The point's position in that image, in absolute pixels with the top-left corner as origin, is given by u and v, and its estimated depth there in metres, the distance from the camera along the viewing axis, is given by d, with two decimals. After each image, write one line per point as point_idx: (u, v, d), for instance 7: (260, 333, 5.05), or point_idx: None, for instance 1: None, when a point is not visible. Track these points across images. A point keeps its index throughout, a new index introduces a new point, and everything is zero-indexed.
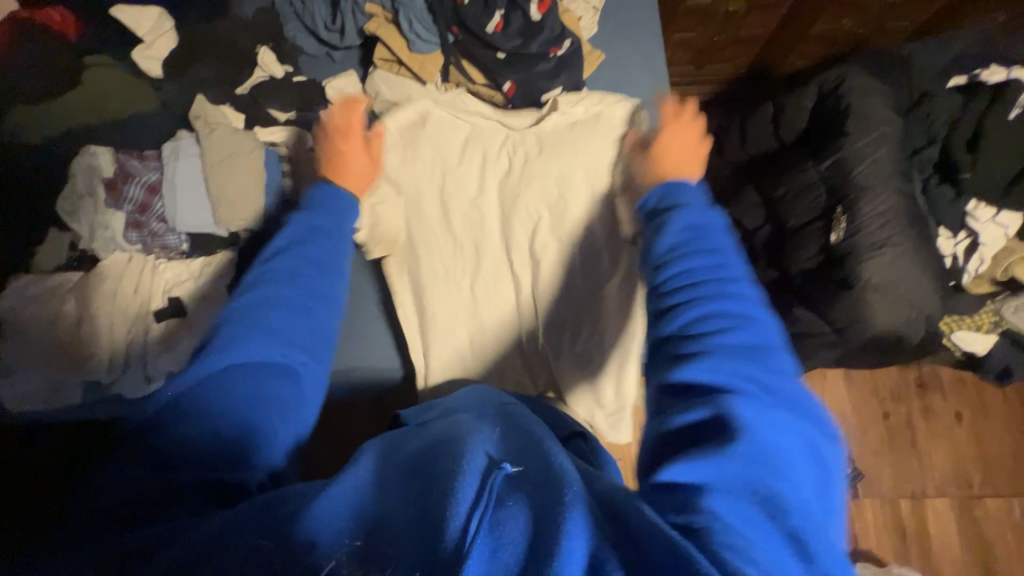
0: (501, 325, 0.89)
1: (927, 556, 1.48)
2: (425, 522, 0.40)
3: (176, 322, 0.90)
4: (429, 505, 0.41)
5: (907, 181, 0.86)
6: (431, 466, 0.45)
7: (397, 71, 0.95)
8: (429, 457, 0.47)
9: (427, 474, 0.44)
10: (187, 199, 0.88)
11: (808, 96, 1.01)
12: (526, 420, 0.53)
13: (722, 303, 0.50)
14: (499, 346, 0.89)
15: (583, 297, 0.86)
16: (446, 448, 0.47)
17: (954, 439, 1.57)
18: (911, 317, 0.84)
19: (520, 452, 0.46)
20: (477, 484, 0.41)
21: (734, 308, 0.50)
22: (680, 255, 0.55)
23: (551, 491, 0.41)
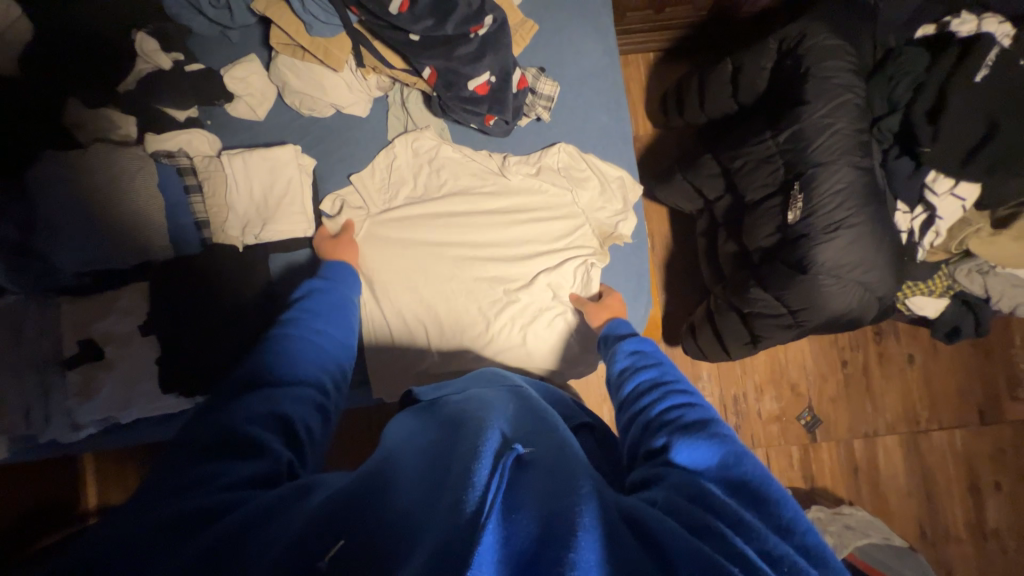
0: (477, 312, 0.90)
1: (876, 488, 1.61)
2: (447, 493, 0.39)
3: (92, 368, 0.81)
4: (452, 484, 0.40)
5: (865, 154, 0.80)
6: (450, 447, 0.44)
7: (303, 57, 0.86)
8: (445, 441, 0.46)
9: (446, 453, 0.44)
10: (68, 233, 0.77)
11: (765, 56, 0.91)
12: (536, 401, 0.54)
13: (673, 393, 0.59)
14: (477, 333, 0.90)
15: (555, 274, 0.91)
16: (462, 429, 0.46)
17: (905, 381, 1.65)
18: (865, 298, 0.83)
19: (532, 431, 0.46)
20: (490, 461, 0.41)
21: (684, 397, 0.58)
22: (632, 375, 0.66)
23: (574, 470, 0.42)
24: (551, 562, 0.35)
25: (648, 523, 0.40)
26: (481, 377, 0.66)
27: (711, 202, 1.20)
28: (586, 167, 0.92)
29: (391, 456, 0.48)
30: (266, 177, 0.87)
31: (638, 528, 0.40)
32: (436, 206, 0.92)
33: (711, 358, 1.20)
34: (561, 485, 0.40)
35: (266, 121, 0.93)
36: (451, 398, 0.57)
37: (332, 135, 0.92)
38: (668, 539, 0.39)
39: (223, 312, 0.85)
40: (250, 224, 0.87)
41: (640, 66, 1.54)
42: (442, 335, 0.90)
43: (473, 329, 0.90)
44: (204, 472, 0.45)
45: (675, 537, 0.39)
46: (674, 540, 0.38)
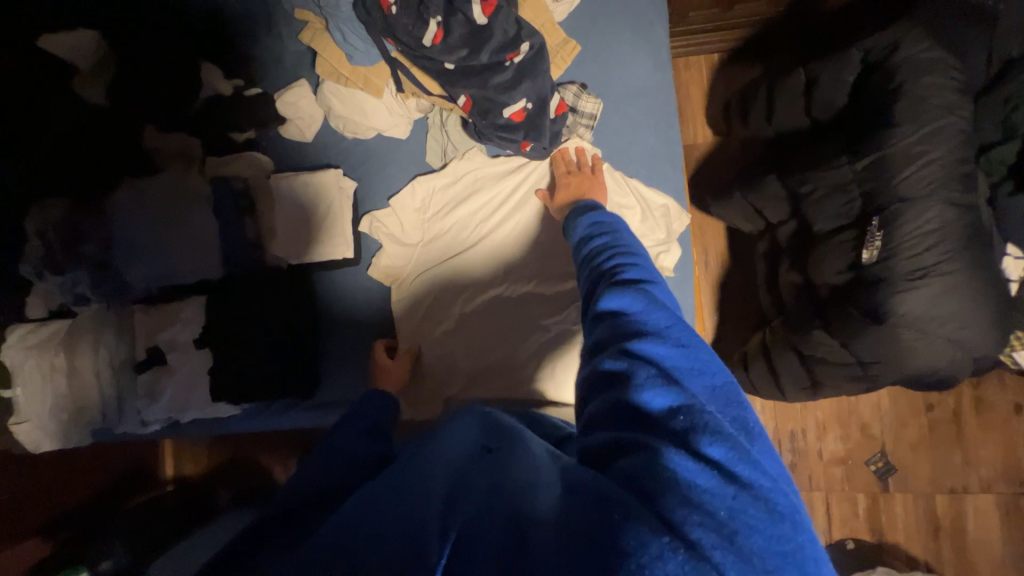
0: (506, 342, 0.89)
1: (962, 552, 1.40)
2: (413, 524, 0.35)
3: (157, 371, 0.90)
4: (415, 514, 0.37)
5: (967, 189, 0.68)
6: (417, 482, 0.41)
7: (347, 83, 0.87)
8: (399, 506, 0.38)
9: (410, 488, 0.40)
10: (144, 251, 0.88)
11: (846, 68, 0.80)
12: (516, 438, 0.45)
13: (623, 256, 0.57)
14: (506, 364, 0.88)
15: None
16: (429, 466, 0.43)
17: (1008, 433, 1.41)
18: (957, 357, 0.71)
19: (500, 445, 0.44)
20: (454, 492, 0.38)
21: (632, 257, 0.57)
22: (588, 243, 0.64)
23: (548, 498, 0.36)
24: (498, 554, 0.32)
25: (582, 489, 0.36)
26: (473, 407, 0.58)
27: (774, 225, 1.08)
28: (634, 193, 0.85)
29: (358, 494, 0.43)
30: (310, 200, 0.90)
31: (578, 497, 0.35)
32: (471, 230, 0.91)
33: (763, 396, 1.10)
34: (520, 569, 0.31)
35: (314, 142, 0.97)
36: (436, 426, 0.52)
37: (373, 157, 0.94)
38: (602, 506, 0.34)
39: (267, 327, 0.90)
40: (293, 246, 0.90)
41: (702, 69, 1.42)
42: (469, 358, 0.89)
43: (501, 355, 0.88)
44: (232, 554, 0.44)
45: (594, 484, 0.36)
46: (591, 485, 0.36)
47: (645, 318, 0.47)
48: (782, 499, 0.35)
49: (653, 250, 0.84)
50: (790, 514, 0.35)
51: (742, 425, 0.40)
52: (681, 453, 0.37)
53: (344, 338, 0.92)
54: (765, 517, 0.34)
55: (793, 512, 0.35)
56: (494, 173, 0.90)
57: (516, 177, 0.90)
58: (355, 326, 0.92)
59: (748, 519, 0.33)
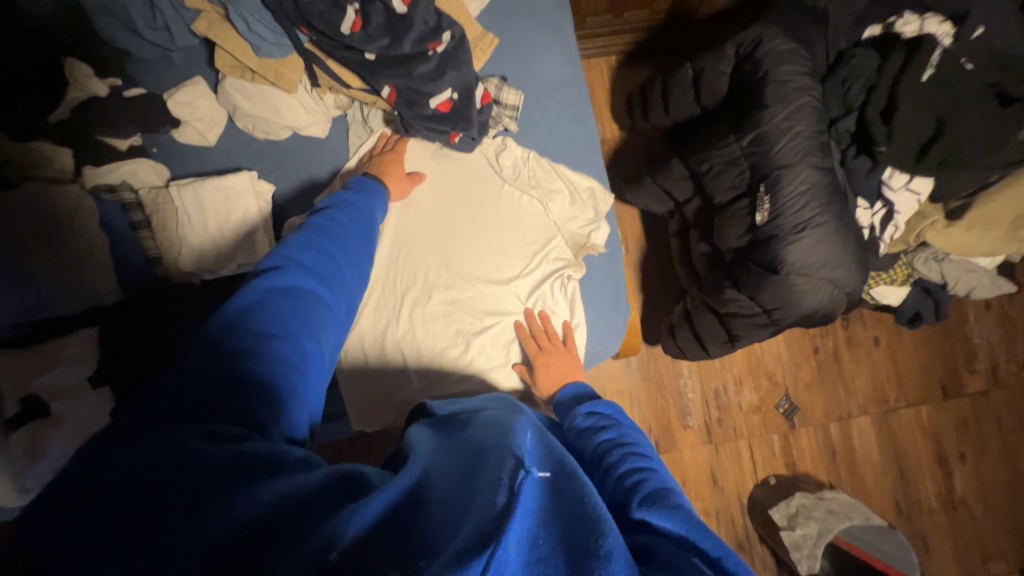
0: (454, 336, 0.87)
1: (853, 467, 1.67)
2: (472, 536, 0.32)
3: (32, 429, 0.71)
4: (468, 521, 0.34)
5: (825, 154, 0.82)
6: (468, 480, 0.38)
7: (254, 79, 0.82)
8: (460, 465, 0.40)
9: (458, 496, 0.36)
10: (0, 278, 0.70)
11: (723, 61, 0.93)
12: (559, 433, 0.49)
13: (640, 455, 0.53)
14: (455, 359, 0.87)
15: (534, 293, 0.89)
16: (483, 456, 0.39)
17: (873, 363, 1.72)
18: (834, 295, 0.84)
19: (554, 465, 0.41)
20: (512, 492, 0.35)
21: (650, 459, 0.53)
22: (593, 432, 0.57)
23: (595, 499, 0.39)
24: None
25: None
26: (498, 400, 0.56)
27: (682, 204, 1.21)
28: (560, 177, 0.91)
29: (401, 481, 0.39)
30: (221, 207, 0.81)
31: None
32: (406, 230, 0.90)
33: (692, 358, 1.22)
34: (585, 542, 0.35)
35: (217, 146, 0.88)
36: (474, 419, 0.48)
37: (290, 158, 0.88)
38: None
39: (181, 353, 0.80)
40: (206, 259, 0.81)
41: (604, 70, 1.55)
42: (418, 358, 0.86)
43: (451, 350, 0.87)
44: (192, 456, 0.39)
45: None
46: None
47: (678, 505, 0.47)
48: None
49: (582, 230, 0.91)
50: None
51: None
52: None
53: None
54: None
55: None
56: (424, 166, 0.90)
57: (446, 169, 0.91)
58: None
59: None
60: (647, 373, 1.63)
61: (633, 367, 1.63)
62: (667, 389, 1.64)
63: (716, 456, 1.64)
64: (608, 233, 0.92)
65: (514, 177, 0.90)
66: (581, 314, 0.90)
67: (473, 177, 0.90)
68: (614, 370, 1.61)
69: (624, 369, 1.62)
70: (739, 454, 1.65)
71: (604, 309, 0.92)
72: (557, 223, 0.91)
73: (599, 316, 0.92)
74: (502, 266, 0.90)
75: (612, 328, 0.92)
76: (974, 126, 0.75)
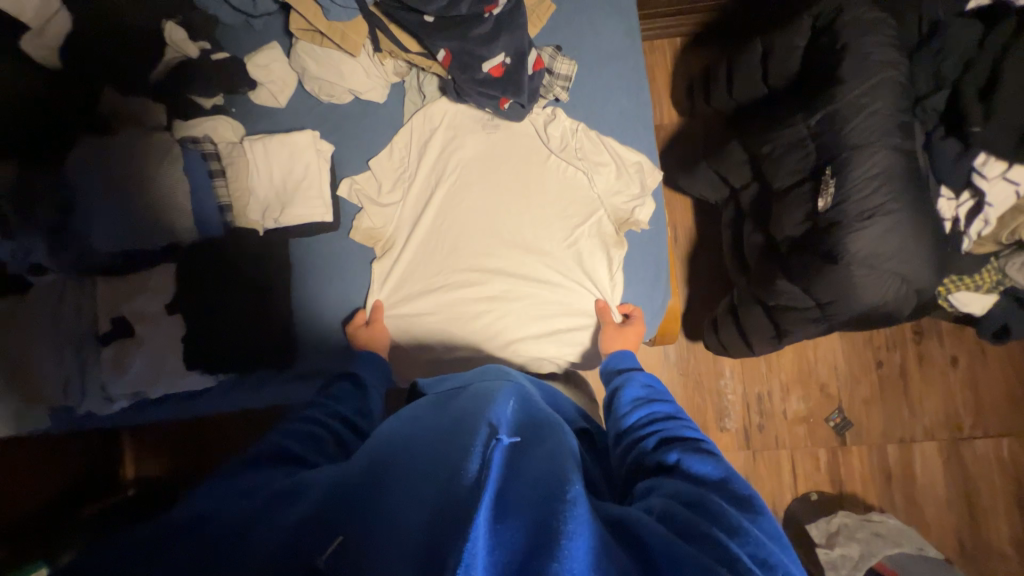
0: (491, 303, 0.90)
1: (911, 495, 1.53)
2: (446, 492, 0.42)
3: (123, 343, 0.85)
4: (446, 479, 0.43)
5: (907, 136, 0.74)
6: (451, 441, 0.48)
7: (322, 43, 0.86)
8: (443, 438, 0.49)
9: (437, 463, 0.46)
10: (104, 210, 0.81)
11: (797, 35, 0.87)
12: (539, 406, 0.57)
13: (680, 427, 0.64)
14: (491, 324, 0.90)
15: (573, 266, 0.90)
16: (466, 424, 0.50)
17: (946, 385, 1.55)
18: (902, 292, 0.77)
19: (525, 432, 0.50)
20: (484, 456, 0.44)
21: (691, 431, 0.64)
22: (645, 404, 0.70)
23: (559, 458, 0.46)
24: (538, 567, 0.35)
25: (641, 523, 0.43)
26: (486, 372, 0.72)
27: (737, 191, 1.15)
28: (607, 148, 0.89)
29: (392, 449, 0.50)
30: (285, 162, 0.87)
31: (626, 531, 0.43)
32: (454, 195, 0.93)
33: (733, 354, 1.17)
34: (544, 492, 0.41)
35: (288, 108, 0.96)
36: (461, 394, 0.60)
37: (350, 121, 0.94)
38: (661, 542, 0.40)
39: (246, 292, 0.89)
40: (270, 208, 0.88)
41: (667, 53, 1.49)
42: (444, 324, 0.91)
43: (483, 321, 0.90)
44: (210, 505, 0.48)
45: (661, 536, 0.40)
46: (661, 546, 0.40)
47: (699, 453, 0.57)
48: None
49: (627, 205, 0.89)
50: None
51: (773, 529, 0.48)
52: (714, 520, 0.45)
53: (327, 304, 0.93)
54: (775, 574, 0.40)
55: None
56: (475, 134, 0.92)
57: (496, 138, 0.92)
58: (339, 291, 0.93)
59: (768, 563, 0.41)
60: (685, 370, 1.58)
61: (670, 362, 1.57)
62: (705, 388, 1.58)
63: (753, 464, 1.56)
64: (654, 211, 0.90)
65: (559, 149, 0.89)
66: (620, 289, 0.89)
67: (520, 147, 0.91)
68: (650, 363, 1.57)
69: (661, 363, 1.57)
70: (778, 465, 1.56)
71: (643, 288, 0.91)
72: (601, 196, 0.90)
73: (635, 294, 0.91)
74: (541, 239, 0.90)
75: (648, 309, 0.91)
76: None
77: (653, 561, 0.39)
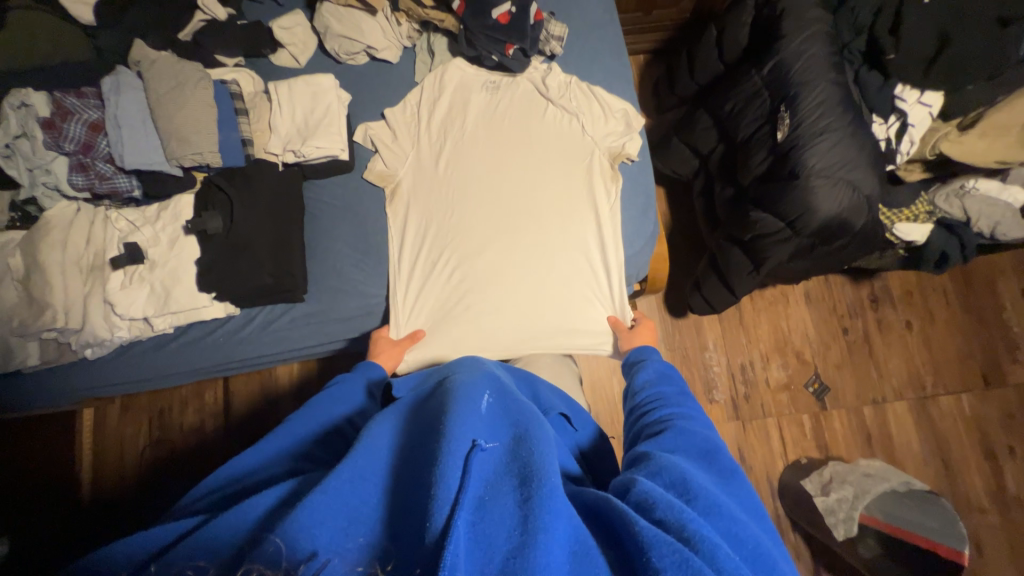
0: (500, 253, 0.97)
1: (891, 454, 1.60)
2: (424, 506, 0.44)
3: (134, 270, 0.86)
4: (422, 499, 0.45)
5: (840, 73, 0.91)
6: (427, 448, 0.49)
7: (347, 4, 0.97)
8: (425, 442, 0.50)
9: (416, 477, 0.47)
10: (135, 135, 0.82)
11: (745, 12, 1.06)
12: (516, 398, 0.58)
13: (681, 405, 0.71)
14: (502, 265, 0.97)
15: (575, 208, 0.98)
16: (437, 427, 0.50)
17: (906, 348, 1.68)
18: (855, 200, 0.90)
19: (506, 436, 0.52)
20: (464, 464, 0.46)
21: (691, 409, 0.71)
22: (654, 385, 0.78)
23: (532, 458, 0.48)
24: (518, 563, 0.39)
25: (613, 506, 0.48)
26: (461, 362, 0.74)
27: (706, 157, 1.30)
28: (595, 97, 1.00)
29: (360, 452, 0.49)
30: (308, 102, 0.94)
31: (599, 515, 0.49)
32: (459, 157, 1.00)
33: (719, 308, 1.26)
34: (518, 498, 0.44)
35: (306, 69, 1.05)
36: (436, 391, 0.59)
37: (365, 79, 1.04)
38: (631, 533, 0.44)
39: (259, 220, 0.89)
40: (291, 141, 0.93)
41: (633, 64, 1.70)
42: (451, 302, 0.97)
43: (500, 293, 0.97)
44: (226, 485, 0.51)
45: (625, 518, 0.45)
46: (627, 529, 0.44)
47: (682, 429, 0.64)
48: (754, 540, 0.49)
49: (618, 143, 0.99)
50: (759, 549, 0.49)
51: (743, 497, 0.57)
52: (687, 499, 0.51)
53: (342, 238, 0.97)
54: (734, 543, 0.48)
55: (756, 545, 0.49)
56: (478, 95, 1.03)
57: (497, 102, 1.03)
58: (353, 226, 0.98)
59: (729, 534, 0.49)
60: (672, 344, 1.64)
61: (657, 336, 1.64)
62: (692, 361, 1.65)
63: (743, 433, 1.61)
64: (642, 147, 1.01)
65: (554, 106, 1.01)
66: (617, 215, 0.98)
67: (519, 104, 1.02)
68: None
69: None
70: (767, 434, 1.61)
71: (637, 216, 1.00)
72: (594, 147, 1.00)
73: (629, 218, 1.00)
74: (540, 191, 0.99)
75: (638, 237, 1.00)
76: (975, 35, 0.83)
77: (623, 544, 0.45)
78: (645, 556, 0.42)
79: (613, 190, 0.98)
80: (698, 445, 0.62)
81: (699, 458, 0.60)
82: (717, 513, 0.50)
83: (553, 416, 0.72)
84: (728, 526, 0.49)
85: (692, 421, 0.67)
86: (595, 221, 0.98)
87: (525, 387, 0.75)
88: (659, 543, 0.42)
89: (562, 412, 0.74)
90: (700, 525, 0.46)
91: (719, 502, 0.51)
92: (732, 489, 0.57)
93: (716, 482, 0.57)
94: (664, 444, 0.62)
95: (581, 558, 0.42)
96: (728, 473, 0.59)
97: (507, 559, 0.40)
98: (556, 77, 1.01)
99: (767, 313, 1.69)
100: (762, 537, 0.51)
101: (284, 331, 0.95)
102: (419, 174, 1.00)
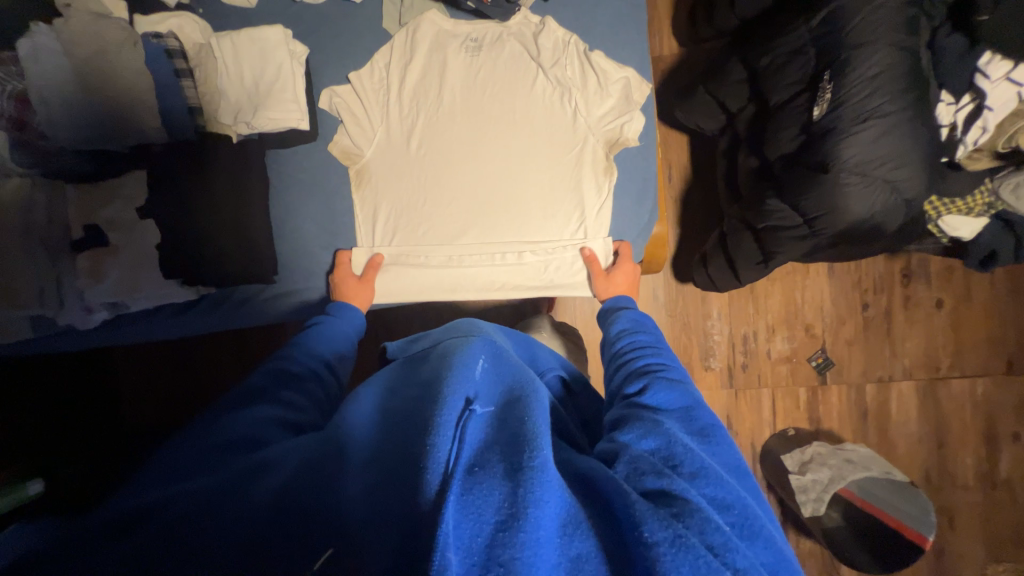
0: (475, 248, 0.90)
1: (885, 431, 1.58)
2: (408, 488, 0.41)
3: (95, 256, 0.81)
4: (393, 492, 0.42)
5: (911, 33, 0.72)
6: (415, 418, 0.48)
7: None
8: (412, 411, 0.50)
9: (403, 443, 0.46)
10: (65, 109, 0.74)
11: None
12: (512, 361, 0.58)
13: (660, 354, 0.68)
14: (475, 258, 0.90)
15: (559, 202, 0.89)
16: (432, 392, 0.50)
17: (930, 326, 1.56)
18: (890, 203, 0.76)
19: (503, 402, 0.51)
20: (462, 426, 0.45)
21: (669, 358, 0.68)
22: (630, 333, 0.74)
23: (523, 431, 0.46)
24: (502, 540, 0.37)
25: (601, 479, 0.45)
26: (457, 327, 0.70)
27: (733, 116, 1.10)
28: (593, 57, 0.84)
29: (339, 444, 0.49)
30: (256, 61, 0.84)
31: (585, 483, 0.46)
32: (439, 120, 0.89)
33: (721, 289, 1.12)
34: (509, 466, 0.42)
35: (259, 9, 0.88)
36: (433, 353, 0.63)
37: (327, 24, 0.88)
38: (623, 508, 0.42)
39: (221, 199, 0.85)
40: (242, 111, 0.84)
41: None
42: (419, 280, 0.91)
43: (469, 288, 0.91)
44: (174, 467, 0.48)
45: (620, 490, 0.43)
46: (619, 500, 0.42)
47: (663, 377, 0.62)
48: (755, 516, 0.46)
49: (617, 124, 0.86)
50: (750, 517, 0.45)
51: (734, 456, 0.53)
52: (680, 473, 0.47)
53: (309, 217, 0.91)
54: (729, 516, 0.45)
55: (747, 511, 0.46)
56: (464, 45, 0.88)
57: (486, 56, 0.88)
58: (320, 203, 0.91)
59: (723, 507, 0.45)
60: (673, 310, 1.55)
61: (660, 301, 1.54)
62: (693, 328, 1.57)
63: (734, 401, 1.59)
64: (648, 120, 0.88)
65: (550, 65, 0.87)
66: (609, 200, 0.88)
67: (508, 60, 0.88)
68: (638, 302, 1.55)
69: (650, 303, 1.54)
70: (760, 403, 1.58)
71: (633, 205, 0.90)
72: (589, 125, 0.87)
73: (621, 209, 0.90)
74: (522, 176, 0.89)
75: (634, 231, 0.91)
76: None
77: (612, 513, 0.43)
78: (636, 531, 0.40)
79: (601, 181, 0.88)
80: (680, 401, 0.58)
81: (682, 410, 0.57)
82: (703, 476, 0.47)
83: (550, 377, 0.69)
84: (714, 492, 0.46)
85: (675, 371, 0.64)
86: (578, 218, 0.89)
87: (524, 353, 0.72)
88: (651, 517, 0.40)
89: (561, 374, 0.72)
90: (693, 496, 0.44)
91: (707, 471, 0.47)
92: (725, 451, 0.53)
93: (710, 442, 0.53)
94: (646, 400, 0.58)
95: (569, 530, 0.40)
96: (714, 421, 0.56)
97: (497, 533, 0.37)
98: (554, 30, 0.85)
99: (782, 283, 1.56)
100: (757, 509, 0.48)
101: (262, 310, 0.92)
102: (398, 143, 0.90)
